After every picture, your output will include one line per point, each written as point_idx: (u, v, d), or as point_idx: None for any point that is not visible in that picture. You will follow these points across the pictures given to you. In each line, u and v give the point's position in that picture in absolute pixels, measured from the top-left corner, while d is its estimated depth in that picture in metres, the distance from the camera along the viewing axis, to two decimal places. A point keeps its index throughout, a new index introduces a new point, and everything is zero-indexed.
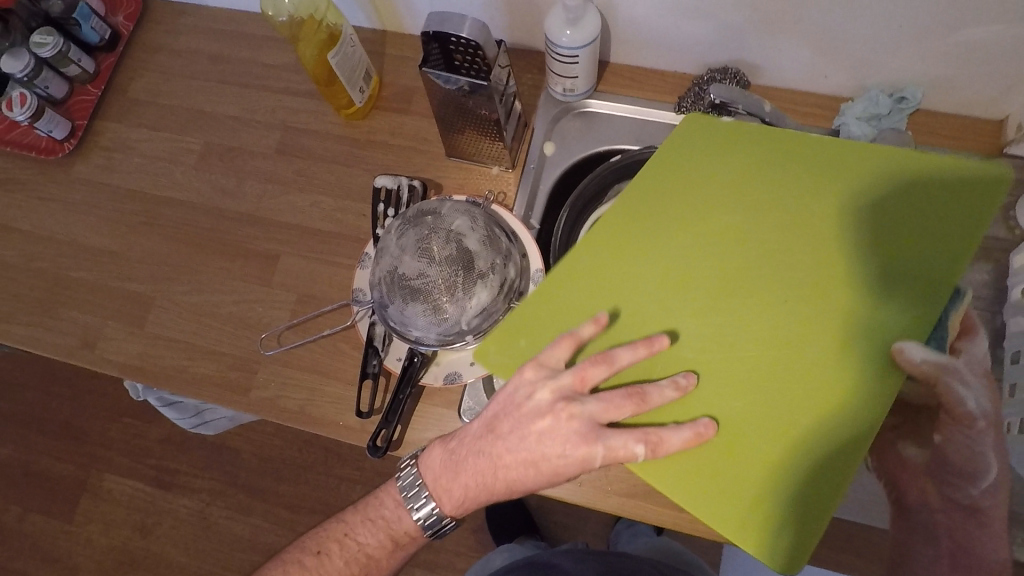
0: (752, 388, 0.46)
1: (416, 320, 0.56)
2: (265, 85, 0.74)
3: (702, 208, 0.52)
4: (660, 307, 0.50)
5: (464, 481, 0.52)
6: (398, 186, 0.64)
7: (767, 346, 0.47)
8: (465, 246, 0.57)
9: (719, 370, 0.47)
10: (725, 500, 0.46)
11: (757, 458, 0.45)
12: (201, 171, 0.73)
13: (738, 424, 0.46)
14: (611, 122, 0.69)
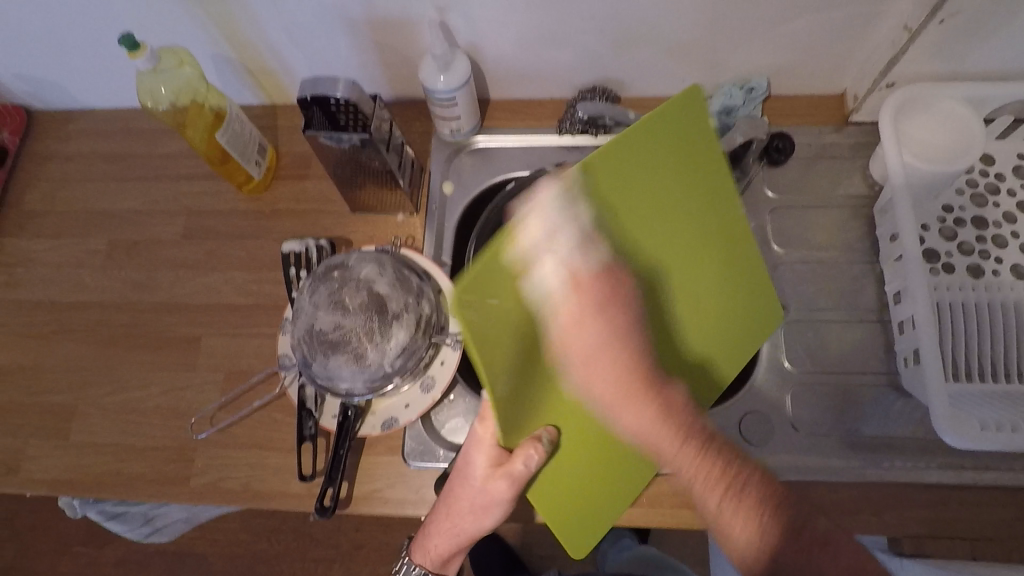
0: (589, 421, 0.51)
1: (342, 371, 0.57)
2: (164, 175, 0.75)
3: (642, 209, 0.45)
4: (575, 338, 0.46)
5: (440, 550, 0.55)
6: (308, 248, 0.66)
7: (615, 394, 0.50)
8: (376, 291, 0.60)
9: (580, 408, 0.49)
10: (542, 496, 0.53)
11: (568, 468, 0.52)
12: (108, 269, 0.72)
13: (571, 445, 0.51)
14: (503, 155, 0.73)
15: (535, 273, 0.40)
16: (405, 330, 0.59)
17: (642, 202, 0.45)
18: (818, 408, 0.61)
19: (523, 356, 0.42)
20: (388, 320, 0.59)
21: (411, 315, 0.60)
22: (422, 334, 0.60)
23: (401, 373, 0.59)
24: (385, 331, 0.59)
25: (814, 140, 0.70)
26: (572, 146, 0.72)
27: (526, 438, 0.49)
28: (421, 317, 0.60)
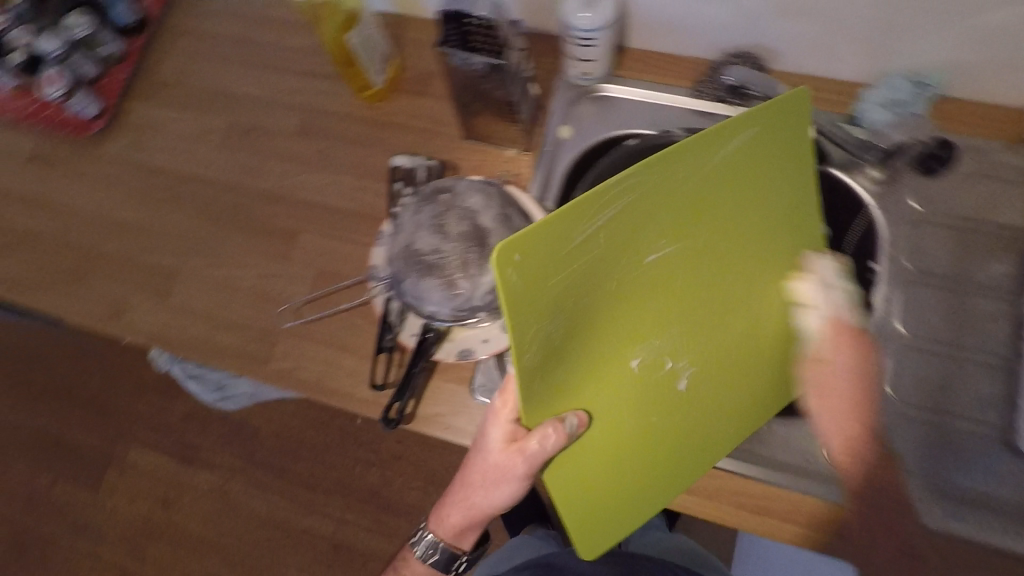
0: (635, 415, 0.49)
1: (432, 294, 0.59)
2: (289, 68, 0.76)
3: (697, 212, 0.44)
4: (619, 326, 0.45)
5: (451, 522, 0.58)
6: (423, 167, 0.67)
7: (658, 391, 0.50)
8: (479, 223, 0.61)
9: (621, 405, 0.49)
10: (580, 501, 0.51)
11: (607, 467, 0.51)
12: (225, 149, 0.74)
13: (609, 445, 0.50)
14: (628, 108, 0.68)
15: (582, 252, 0.39)
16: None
17: (697, 208, 0.44)
18: (912, 445, 0.57)
19: (554, 335, 0.41)
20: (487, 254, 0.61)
21: None
22: None
23: (488, 309, 0.59)
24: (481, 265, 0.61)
25: (978, 158, 0.62)
26: (704, 112, 0.66)
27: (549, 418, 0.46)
28: None
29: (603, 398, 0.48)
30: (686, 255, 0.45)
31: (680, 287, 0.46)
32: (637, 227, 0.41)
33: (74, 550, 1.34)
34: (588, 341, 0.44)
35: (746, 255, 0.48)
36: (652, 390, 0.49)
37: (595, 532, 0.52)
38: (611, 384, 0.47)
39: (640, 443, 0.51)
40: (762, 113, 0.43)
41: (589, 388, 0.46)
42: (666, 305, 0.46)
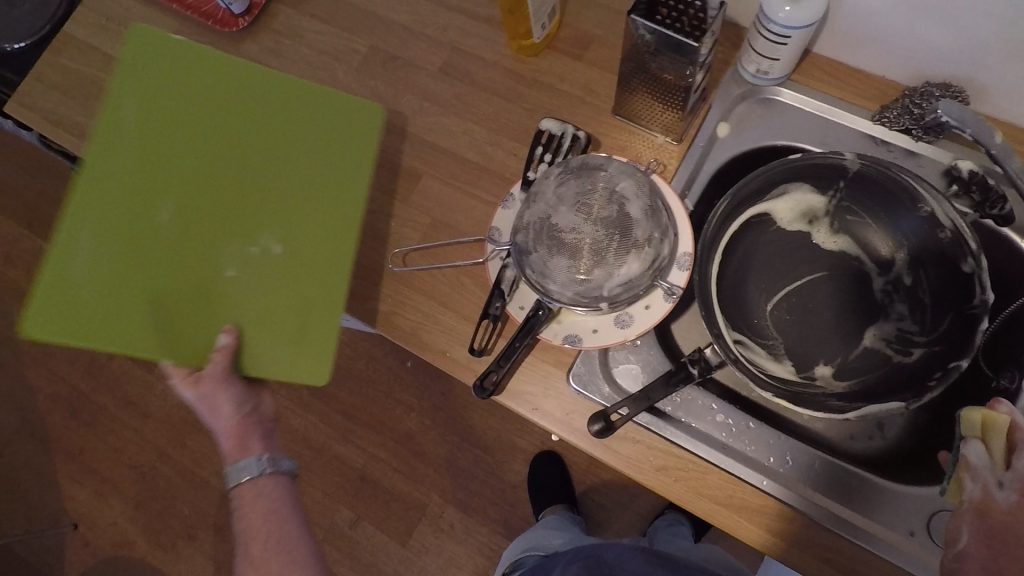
0: (225, 284, 0.61)
1: (558, 272, 0.56)
2: (443, 1, 0.72)
3: (160, 118, 0.63)
4: (171, 195, 0.62)
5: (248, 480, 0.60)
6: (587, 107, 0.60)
7: (248, 240, 0.62)
8: (625, 210, 0.57)
9: (198, 274, 0.60)
10: (268, 355, 0.60)
11: (250, 321, 0.61)
12: (362, 74, 0.72)
13: (243, 305, 0.61)
14: (797, 119, 0.63)
15: (142, 148, 0.62)
16: (634, 262, 0.56)
17: (156, 118, 0.63)
18: None
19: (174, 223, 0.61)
20: (626, 246, 0.56)
21: (650, 251, 0.57)
22: (650, 274, 0.57)
23: (612, 302, 0.56)
24: (618, 255, 0.56)
25: None
26: (880, 139, 0.62)
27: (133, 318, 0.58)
28: (656, 256, 0.57)
29: (146, 254, 0.60)
30: (214, 152, 0.63)
31: (167, 197, 0.61)
32: (177, 121, 0.63)
33: (121, 423, 1.40)
34: (158, 246, 0.60)
35: (261, 142, 0.64)
36: (261, 266, 0.62)
37: (292, 358, 0.60)
38: (140, 247, 0.60)
39: (312, 298, 0.61)
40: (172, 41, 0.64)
41: (215, 279, 0.61)
42: (230, 207, 0.62)
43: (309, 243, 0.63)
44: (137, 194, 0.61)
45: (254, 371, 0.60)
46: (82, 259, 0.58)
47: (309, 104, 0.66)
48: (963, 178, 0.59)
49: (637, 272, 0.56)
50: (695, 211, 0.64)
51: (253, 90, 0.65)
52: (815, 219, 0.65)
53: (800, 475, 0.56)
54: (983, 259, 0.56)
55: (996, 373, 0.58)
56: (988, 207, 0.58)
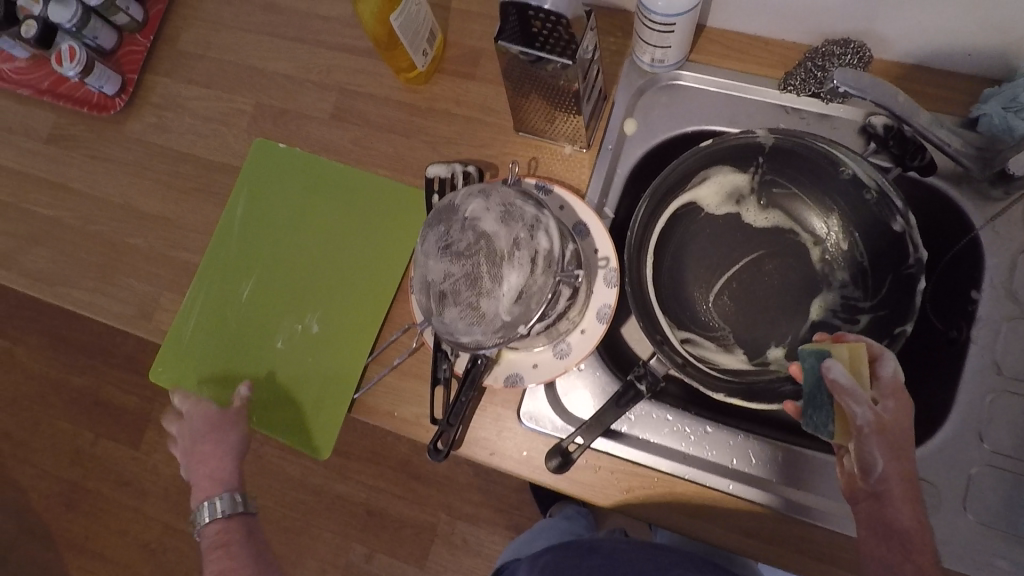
0: (252, 364, 0.63)
1: (458, 323, 0.48)
2: (320, 41, 0.68)
3: (265, 232, 0.66)
4: (257, 296, 0.64)
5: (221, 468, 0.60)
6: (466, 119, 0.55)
7: (270, 327, 0.63)
8: (482, 228, 0.48)
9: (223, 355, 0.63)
10: (291, 430, 0.61)
11: (294, 402, 0.61)
12: (253, 135, 0.69)
13: (275, 390, 0.61)
14: (706, 100, 0.60)
15: (229, 257, 0.66)
16: (518, 272, 0.47)
17: (263, 230, 0.66)
18: (1008, 502, 0.51)
19: (204, 311, 0.65)
20: (497, 262, 0.47)
21: (523, 252, 0.48)
22: (544, 273, 0.48)
23: (525, 321, 0.48)
24: (493, 271, 0.47)
25: None
26: (791, 108, 0.59)
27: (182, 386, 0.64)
28: (539, 252, 0.48)
29: (249, 344, 0.63)
30: (261, 249, 0.65)
31: (248, 284, 0.64)
32: (236, 221, 0.66)
33: (119, 503, 1.39)
34: (228, 331, 0.64)
35: (327, 238, 0.65)
36: (305, 347, 0.62)
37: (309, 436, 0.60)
38: (221, 326, 0.64)
39: (321, 381, 0.61)
40: (335, 163, 0.66)
41: (246, 361, 0.63)
42: (359, 299, 0.62)
43: (348, 318, 0.62)
44: (228, 274, 0.65)
45: (273, 431, 0.61)
46: (185, 322, 0.65)
47: (387, 199, 0.64)
48: (880, 134, 0.56)
49: (528, 277, 0.47)
50: (618, 217, 0.61)
51: (359, 180, 0.65)
52: (742, 199, 0.63)
53: (766, 472, 0.55)
54: (911, 215, 0.54)
55: (948, 327, 0.56)
56: (909, 160, 0.55)
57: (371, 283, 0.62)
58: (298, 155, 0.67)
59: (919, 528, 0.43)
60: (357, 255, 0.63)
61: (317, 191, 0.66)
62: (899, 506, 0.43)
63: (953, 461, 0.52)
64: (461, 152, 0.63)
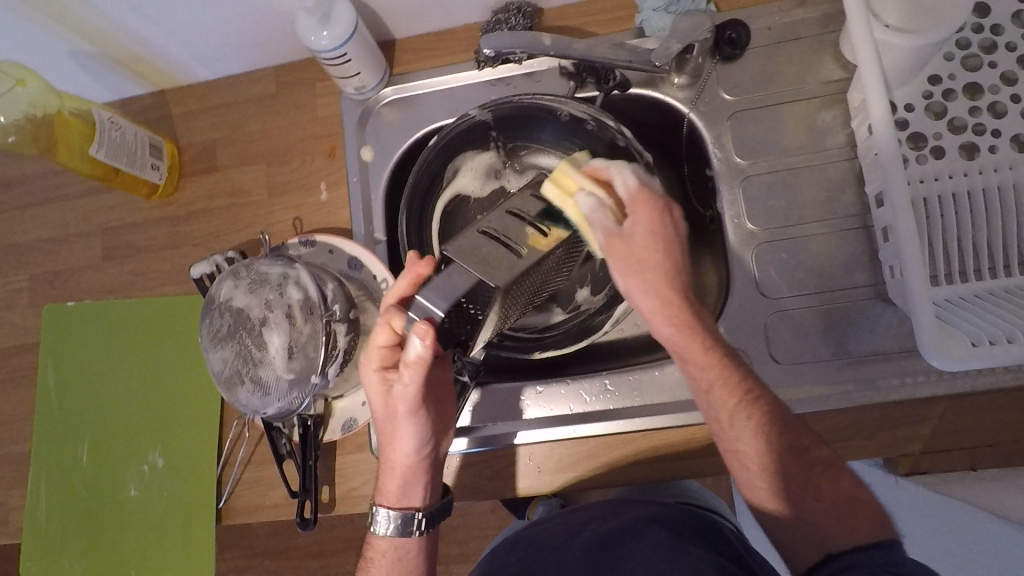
0: (116, 520, 0.64)
1: (252, 400, 0.50)
2: (66, 194, 0.69)
3: (79, 392, 0.66)
4: (96, 455, 0.65)
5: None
6: (391, 527, 0.50)
7: (119, 479, 0.64)
8: (237, 307, 0.51)
9: (88, 523, 0.64)
10: (170, 567, 0.62)
11: (166, 539, 0.62)
12: (39, 307, 0.69)
13: (144, 536, 0.63)
14: (423, 103, 0.64)
15: (56, 431, 0.66)
16: (280, 332, 0.50)
17: (76, 392, 0.66)
18: (802, 335, 0.56)
19: (53, 490, 0.65)
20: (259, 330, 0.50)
21: (279, 312, 0.50)
22: (307, 321, 0.50)
23: (311, 369, 0.49)
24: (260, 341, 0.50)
25: (774, 22, 0.60)
26: (495, 79, 0.63)
27: (59, 568, 0.64)
28: (295, 305, 0.50)
29: (106, 503, 0.64)
30: (83, 411, 0.66)
31: (83, 448, 0.65)
32: (52, 392, 0.67)
33: None
34: (82, 499, 0.65)
35: (137, 375, 0.65)
36: (156, 485, 0.63)
37: (190, 565, 0.61)
38: (74, 498, 0.65)
39: (181, 511, 0.62)
40: (116, 299, 0.67)
41: (110, 520, 0.64)
42: (186, 421, 0.63)
43: (183, 442, 0.63)
44: (60, 450, 0.66)
45: (157, 574, 0.62)
46: (40, 508, 0.66)
47: (178, 313, 0.65)
48: (573, 73, 0.60)
49: (293, 333, 0.50)
50: (392, 237, 0.65)
51: (145, 306, 0.66)
52: (500, 172, 0.67)
53: (602, 403, 0.58)
54: (627, 128, 0.59)
55: (706, 208, 0.63)
56: (606, 83, 0.60)
57: (191, 400, 0.63)
58: (79, 306, 0.67)
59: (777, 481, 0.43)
60: (170, 380, 0.64)
61: (111, 334, 0.66)
62: (738, 441, 0.44)
63: (747, 321, 0.57)
64: (231, 240, 0.65)
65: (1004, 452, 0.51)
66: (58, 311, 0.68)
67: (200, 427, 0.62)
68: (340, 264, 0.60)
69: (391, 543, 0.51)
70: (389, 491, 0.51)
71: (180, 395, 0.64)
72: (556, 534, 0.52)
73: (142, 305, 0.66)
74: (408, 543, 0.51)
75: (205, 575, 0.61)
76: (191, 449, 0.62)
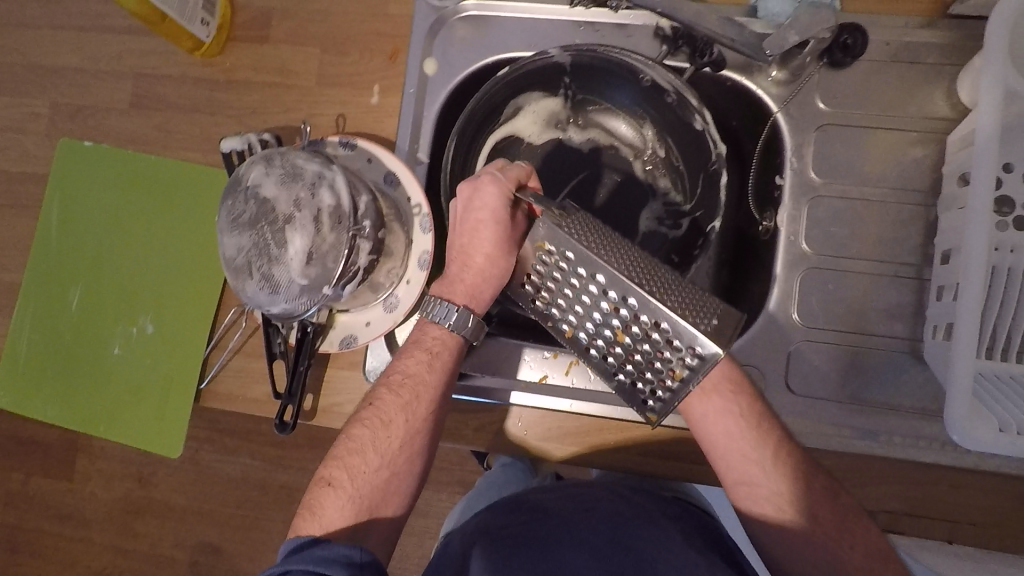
0: (96, 372, 0.63)
1: (261, 295, 0.48)
2: (104, 26, 0.64)
3: (78, 233, 0.64)
4: (88, 303, 0.63)
5: (395, 447, 0.50)
6: (453, 321, 0.51)
7: (107, 331, 0.63)
8: (262, 196, 0.47)
9: (67, 367, 0.64)
10: (141, 430, 0.61)
11: (142, 401, 0.62)
12: (53, 139, 0.66)
13: (121, 395, 0.62)
14: (500, 27, 0.59)
15: (47, 266, 0.64)
16: (303, 234, 0.46)
17: (77, 232, 0.64)
18: (825, 369, 0.55)
19: (35, 326, 0.64)
20: (281, 227, 0.47)
21: (306, 214, 0.47)
22: (332, 230, 0.47)
23: (326, 279, 0.48)
24: (279, 238, 0.47)
25: (895, 38, 0.55)
26: (583, 22, 0.58)
27: (28, 403, 0.64)
28: (322, 212, 0.47)
29: (89, 353, 0.63)
30: (80, 254, 0.64)
31: (75, 292, 0.64)
32: (53, 229, 0.64)
33: None
34: (65, 343, 0.64)
35: (143, 233, 0.63)
36: (141, 348, 0.62)
37: (163, 434, 0.61)
38: (57, 339, 0.64)
39: (163, 381, 0.61)
40: (139, 149, 0.63)
41: (89, 369, 0.63)
42: (185, 292, 0.61)
43: (177, 314, 0.61)
44: (51, 289, 0.64)
45: (127, 432, 0.62)
46: (21, 339, 0.65)
47: (199, 182, 0.62)
48: (669, 36, 0.56)
49: (317, 239, 0.47)
50: (433, 162, 0.61)
51: (166, 164, 0.62)
52: (562, 124, 0.64)
53: (605, 385, 0.56)
54: (708, 111, 0.54)
55: (762, 216, 0.59)
56: (700, 57, 0.56)
57: (195, 274, 0.61)
58: (96, 146, 0.64)
59: (771, 453, 0.46)
60: (176, 249, 0.62)
61: (127, 185, 0.63)
62: (730, 438, 0.46)
63: (772, 342, 0.56)
64: (267, 120, 0.61)
65: (984, 532, 0.51)
66: (75, 147, 0.64)
67: (197, 302, 0.61)
68: (375, 176, 0.57)
69: (446, 336, 0.52)
70: (463, 291, 0.51)
71: (183, 269, 0.62)
72: (564, 507, 0.49)
73: (164, 163, 0.62)
74: (457, 341, 0.52)
75: (176, 448, 0.61)
76: (184, 324, 0.61)
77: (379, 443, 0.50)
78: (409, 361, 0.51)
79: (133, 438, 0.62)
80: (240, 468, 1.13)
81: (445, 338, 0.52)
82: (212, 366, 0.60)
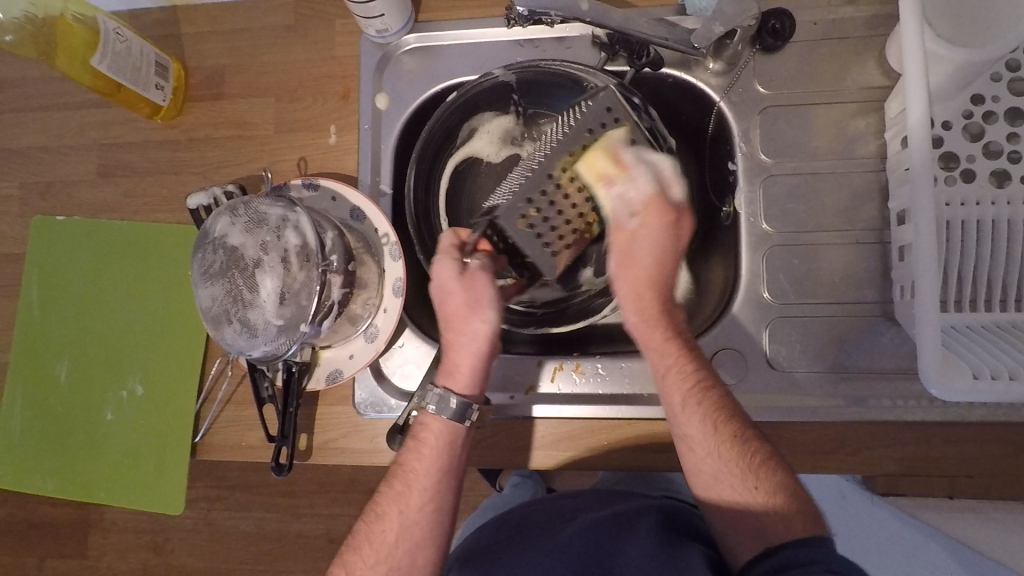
0: (91, 440, 0.63)
1: (239, 341, 0.49)
2: (65, 103, 0.66)
3: (59, 306, 0.65)
4: (76, 373, 0.64)
5: (390, 541, 0.48)
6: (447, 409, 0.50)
7: (97, 399, 0.63)
8: (230, 245, 0.48)
9: (61, 440, 0.64)
10: (141, 493, 0.62)
11: (139, 464, 0.62)
12: (27, 217, 0.67)
13: (118, 460, 0.62)
14: (445, 56, 0.61)
15: (33, 342, 0.65)
16: (273, 276, 0.48)
17: (59, 306, 0.65)
18: (802, 342, 0.56)
19: (27, 403, 0.65)
20: (251, 272, 0.48)
21: (274, 256, 0.48)
22: (301, 268, 0.49)
23: (301, 316, 0.49)
24: (251, 283, 0.48)
25: (821, 17, 0.57)
26: (525, 40, 0.60)
27: (26, 480, 0.64)
28: (289, 253, 0.48)
29: (81, 422, 0.64)
30: (63, 326, 0.65)
31: (62, 364, 0.64)
32: (34, 304, 0.65)
33: None
34: (57, 415, 0.64)
35: (122, 297, 0.64)
36: (133, 411, 0.62)
37: (162, 494, 0.61)
38: (48, 414, 0.64)
39: (158, 440, 0.61)
40: (111, 216, 0.65)
41: (84, 438, 0.63)
42: (170, 350, 0.62)
43: (165, 372, 0.62)
44: (38, 364, 0.65)
45: (127, 496, 0.62)
46: (13, 417, 0.65)
47: (171, 241, 0.63)
48: (606, 43, 0.57)
49: (287, 279, 0.48)
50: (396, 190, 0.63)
51: (140, 227, 0.64)
52: (517, 140, 0.64)
53: (592, 387, 0.58)
54: (653, 108, 0.56)
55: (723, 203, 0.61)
56: (638, 59, 0.57)
57: (178, 331, 0.62)
58: (69, 219, 0.65)
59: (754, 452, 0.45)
60: (157, 309, 0.63)
61: (102, 252, 0.64)
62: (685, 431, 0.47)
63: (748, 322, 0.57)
64: (232, 172, 0.63)
65: (979, 482, 0.51)
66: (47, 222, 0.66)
67: (183, 358, 0.62)
68: (341, 213, 0.58)
69: (446, 429, 0.50)
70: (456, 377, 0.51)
71: (165, 327, 0.62)
72: None
73: (137, 226, 0.64)
74: (449, 428, 0.50)
75: (178, 505, 0.61)
76: (172, 381, 0.62)
77: (375, 539, 0.48)
78: (409, 452, 0.50)
79: (133, 502, 0.62)
80: (252, 521, 1.13)
81: (445, 430, 0.50)
82: (205, 419, 0.60)
